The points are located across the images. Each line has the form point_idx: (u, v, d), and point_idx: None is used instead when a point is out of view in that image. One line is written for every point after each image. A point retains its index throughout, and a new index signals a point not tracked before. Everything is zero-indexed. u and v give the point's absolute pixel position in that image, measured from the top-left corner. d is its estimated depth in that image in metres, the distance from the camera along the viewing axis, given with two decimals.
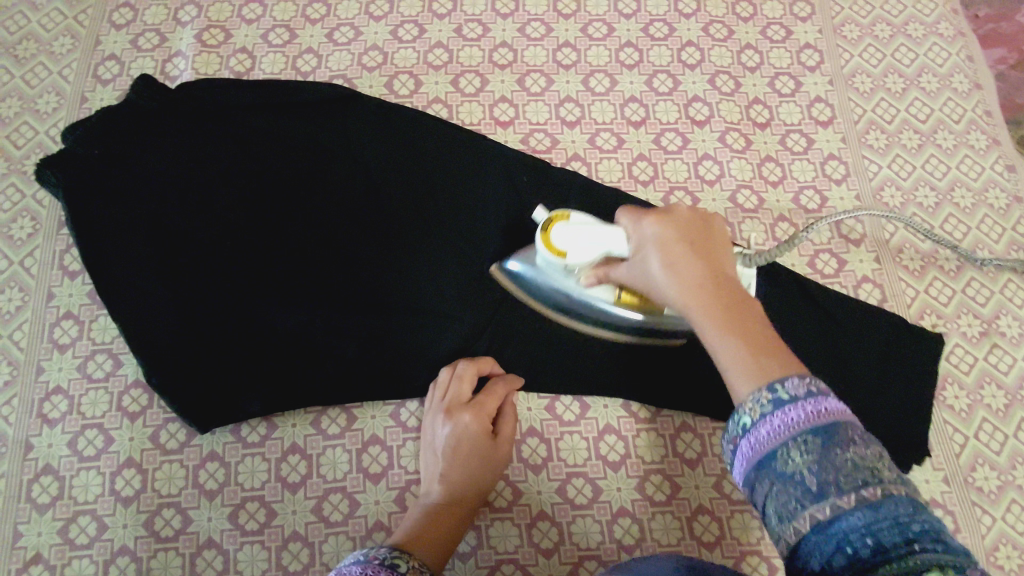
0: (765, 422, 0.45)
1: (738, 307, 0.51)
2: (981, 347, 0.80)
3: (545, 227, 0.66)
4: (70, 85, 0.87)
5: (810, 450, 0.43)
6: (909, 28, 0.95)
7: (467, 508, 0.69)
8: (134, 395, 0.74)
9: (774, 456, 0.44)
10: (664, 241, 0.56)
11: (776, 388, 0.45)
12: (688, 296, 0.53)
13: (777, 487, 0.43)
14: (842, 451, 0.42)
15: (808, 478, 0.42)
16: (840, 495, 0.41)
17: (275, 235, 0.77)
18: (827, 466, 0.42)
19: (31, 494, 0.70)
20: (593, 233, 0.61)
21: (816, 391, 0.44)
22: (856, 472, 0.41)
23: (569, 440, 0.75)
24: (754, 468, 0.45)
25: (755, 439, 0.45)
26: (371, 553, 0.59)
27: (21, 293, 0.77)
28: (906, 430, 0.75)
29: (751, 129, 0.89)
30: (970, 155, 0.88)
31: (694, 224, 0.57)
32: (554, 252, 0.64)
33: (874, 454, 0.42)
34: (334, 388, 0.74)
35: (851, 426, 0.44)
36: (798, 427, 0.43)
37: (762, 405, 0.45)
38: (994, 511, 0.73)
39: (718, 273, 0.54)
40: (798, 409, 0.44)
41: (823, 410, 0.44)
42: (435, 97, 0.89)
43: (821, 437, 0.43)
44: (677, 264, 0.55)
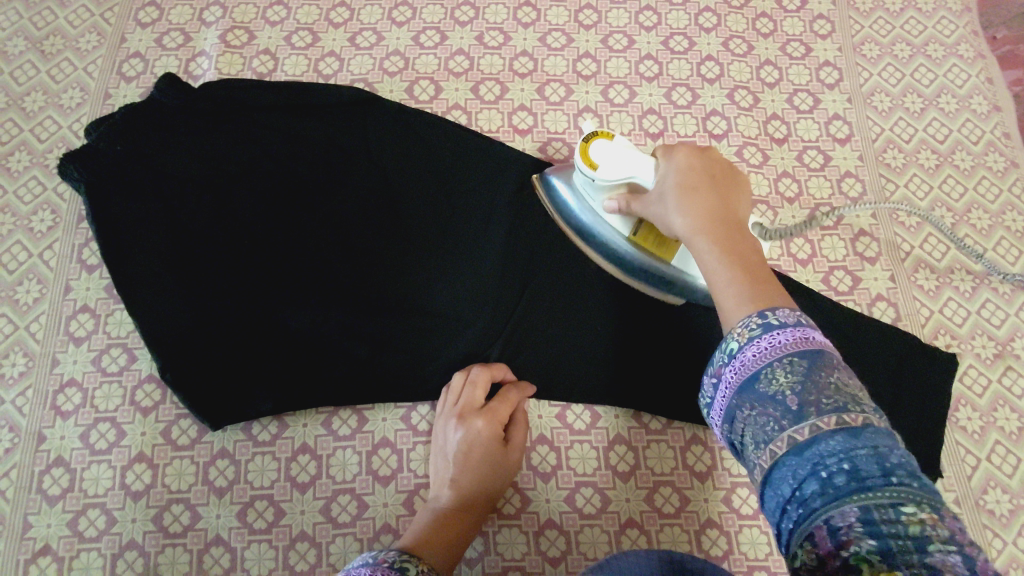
0: (753, 345, 0.48)
1: (741, 243, 0.55)
2: (995, 369, 0.79)
3: (587, 139, 0.68)
4: (95, 81, 0.88)
5: (794, 372, 0.45)
6: (929, 48, 0.95)
7: (476, 513, 0.69)
8: (147, 389, 0.75)
9: (758, 378, 0.47)
10: (686, 171, 0.60)
11: (767, 314, 0.49)
12: (697, 223, 0.56)
13: (758, 410, 0.46)
14: (823, 376, 0.45)
15: (789, 397, 0.45)
16: (818, 415, 0.43)
17: (292, 234, 0.77)
18: (810, 388, 0.44)
19: (42, 485, 0.71)
20: (630, 155, 0.64)
21: (805, 323, 0.48)
22: (836, 397, 0.43)
23: (579, 449, 0.75)
24: (739, 393, 0.48)
25: (742, 363, 0.48)
26: (379, 556, 0.60)
27: (40, 285, 0.78)
28: (918, 450, 0.74)
29: (768, 144, 0.89)
30: (988, 177, 0.88)
31: (718, 168, 0.61)
32: (588, 162, 0.66)
33: (857, 389, 0.45)
34: (347, 389, 0.75)
35: (835, 361, 0.46)
36: (784, 350, 0.46)
37: (752, 329, 0.49)
38: (1005, 535, 0.73)
39: (729, 211, 0.58)
40: (785, 333, 0.47)
41: (809, 338, 0.47)
42: (454, 103, 0.89)
43: (806, 362, 0.45)
44: (694, 192, 0.58)
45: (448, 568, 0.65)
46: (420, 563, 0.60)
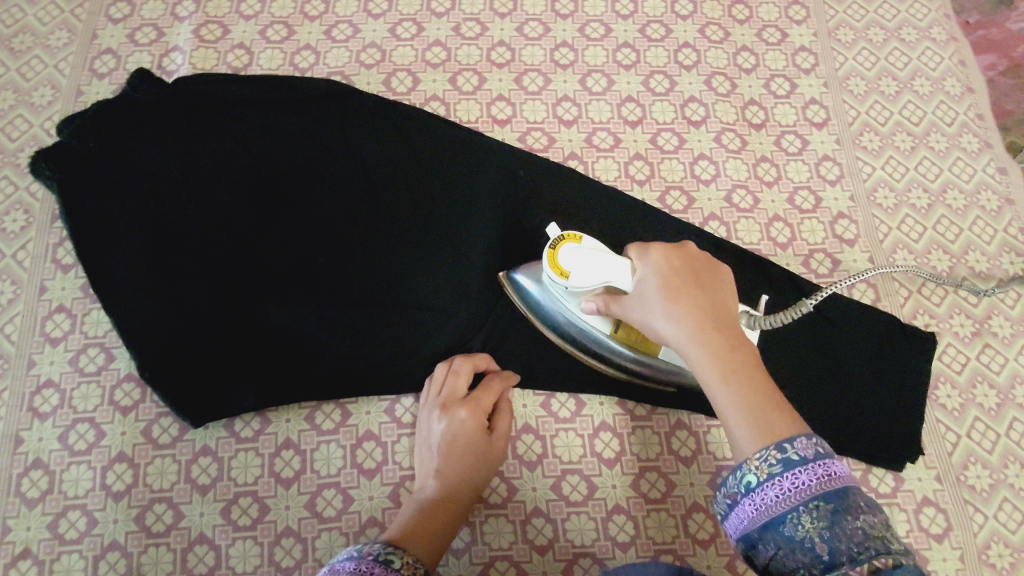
0: (774, 483, 0.47)
1: (739, 355, 0.53)
2: (973, 347, 0.80)
3: (554, 243, 0.62)
4: (67, 78, 0.86)
5: (820, 517, 0.45)
6: (902, 32, 0.96)
7: (461, 503, 0.69)
8: (126, 388, 0.74)
9: (782, 520, 0.47)
10: (668, 274, 0.56)
11: (785, 446, 0.48)
12: (691, 335, 0.54)
13: (785, 552, 0.46)
14: (850, 519, 0.45)
15: (819, 544, 0.45)
16: (852, 564, 0.43)
17: (270, 231, 0.77)
18: (838, 533, 0.45)
19: (21, 488, 0.70)
20: (604, 261, 0.59)
21: (824, 453, 0.47)
22: (865, 540, 0.44)
23: (564, 437, 0.75)
24: (760, 528, 0.48)
25: (761, 500, 0.48)
26: (364, 549, 0.59)
27: (14, 286, 0.77)
28: (898, 429, 0.75)
29: (746, 129, 0.90)
30: (962, 157, 0.89)
31: (697, 265, 0.58)
32: (559, 271, 0.61)
33: (881, 523, 0.45)
34: (329, 383, 0.74)
35: (856, 493, 0.46)
36: (807, 492, 0.46)
37: (771, 464, 0.47)
38: (986, 510, 0.74)
39: (720, 317, 0.55)
40: (807, 471, 0.47)
41: (831, 475, 0.46)
42: (432, 95, 0.89)
43: (831, 504, 0.45)
44: (680, 298, 0.55)
45: (435, 557, 0.64)
46: (406, 557, 0.60)
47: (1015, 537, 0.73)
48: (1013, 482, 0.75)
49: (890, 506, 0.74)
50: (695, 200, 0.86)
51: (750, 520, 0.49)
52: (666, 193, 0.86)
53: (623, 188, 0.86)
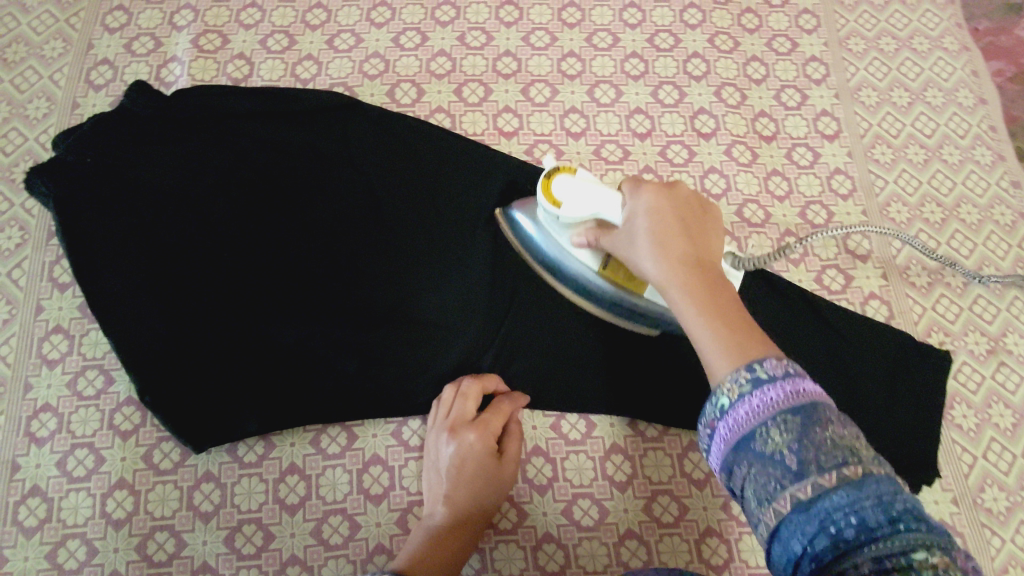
0: (744, 401, 0.47)
1: (716, 293, 0.55)
2: (988, 365, 0.79)
3: (549, 174, 0.68)
4: (62, 90, 0.84)
5: (789, 429, 0.44)
6: (914, 42, 0.95)
7: (470, 530, 0.67)
8: (126, 412, 0.72)
9: (753, 437, 0.46)
10: (656, 212, 0.60)
11: (754, 367, 0.48)
12: (669, 270, 0.57)
13: (757, 470, 0.45)
14: (820, 430, 0.44)
15: (789, 457, 0.44)
16: (821, 474, 0.42)
17: (273, 246, 0.75)
18: (808, 445, 0.43)
19: (18, 516, 0.68)
20: (594, 192, 0.64)
21: (795, 373, 0.47)
22: (835, 451, 0.43)
23: (575, 460, 0.74)
24: (735, 452, 0.47)
25: (735, 420, 0.47)
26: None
27: (9, 306, 0.75)
28: (914, 450, 0.74)
29: (757, 142, 0.88)
30: (976, 170, 0.88)
31: (686, 206, 0.61)
32: (551, 200, 0.66)
33: (852, 436, 0.44)
34: (334, 405, 0.72)
35: (828, 411, 0.45)
36: (776, 406, 0.45)
37: (741, 385, 0.47)
38: (1003, 533, 0.73)
39: (701, 257, 0.58)
40: (776, 388, 0.46)
41: (800, 390, 0.46)
42: (437, 106, 0.87)
43: (800, 417, 0.44)
44: (666, 235, 0.59)
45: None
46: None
47: None
48: None
49: None
50: None
51: (726, 444, 0.48)
52: None
53: None
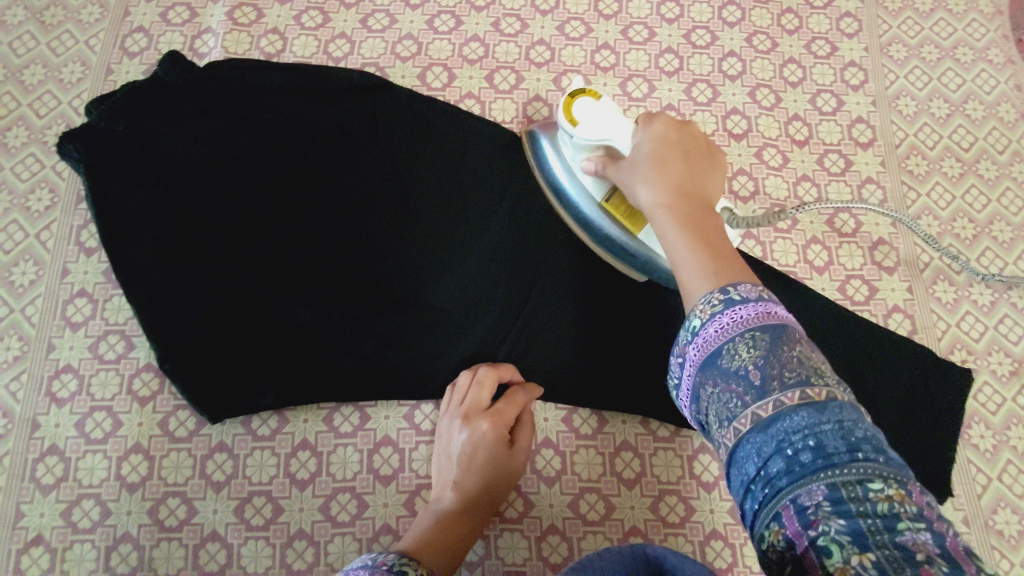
0: (714, 320, 0.47)
1: (702, 221, 0.57)
2: (1010, 387, 0.78)
3: (573, 95, 0.70)
4: (97, 56, 0.85)
5: (758, 347, 0.45)
6: (957, 52, 0.92)
7: (477, 518, 0.68)
8: (145, 378, 0.73)
9: (720, 354, 0.46)
10: (659, 142, 0.62)
11: (728, 290, 0.49)
12: (661, 198, 0.59)
13: (722, 389, 0.46)
14: (787, 351, 0.44)
15: (753, 374, 0.44)
16: (783, 392, 0.43)
17: (295, 221, 0.75)
18: (774, 363, 0.44)
19: (36, 473, 0.69)
20: (611, 117, 0.66)
21: (767, 298, 0.48)
22: (799, 371, 0.43)
23: (584, 454, 0.74)
24: (702, 372, 0.47)
25: (704, 338, 0.48)
26: (380, 556, 0.58)
27: (36, 268, 0.76)
28: (927, 468, 0.73)
29: (789, 146, 0.87)
30: (1012, 188, 0.86)
31: (691, 144, 0.64)
32: (570, 118, 0.69)
33: (818, 362, 0.45)
34: (349, 384, 0.73)
35: (796, 335, 0.46)
36: (746, 323, 0.46)
37: (713, 305, 0.48)
38: (1013, 556, 0.72)
39: (694, 189, 0.60)
40: (748, 307, 0.47)
41: (771, 312, 0.46)
42: (467, 92, 0.86)
43: (769, 339, 0.45)
44: (664, 167, 0.61)
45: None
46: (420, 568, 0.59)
47: None
48: None
49: None
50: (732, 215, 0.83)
51: (694, 364, 0.48)
52: None
53: None
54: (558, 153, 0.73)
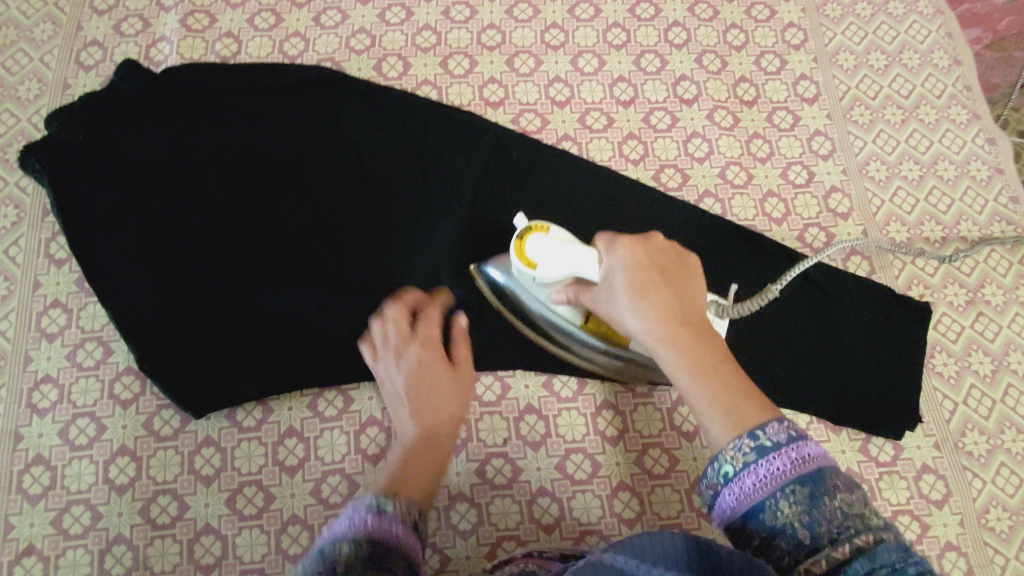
0: (749, 470, 0.48)
1: (708, 346, 0.55)
2: (967, 315, 0.81)
3: (521, 235, 0.67)
4: (53, 71, 0.85)
5: (799, 500, 0.46)
6: (889, 6, 0.96)
7: (441, 440, 0.67)
8: (126, 381, 0.73)
9: (762, 508, 0.47)
10: (634, 265, 0.59)
11: (758, 434, 0.49)
12: (653, 328, 0.56)
13: (769, 540, 0.47)
14: (828, 500, 0.46)
15: (801, 529, 0.46)
16: (834, 547, 0.44)
17: (264, 219, 0.76)
18: (817, 516, 0.46)
19: (23, 485, 0.69)
20: (570, 250, 0.63)
21: (797, 436, 0.49)
22: (844, 521, 0.45)
23: (567, 417, 0.75)
24: (743, 519, 0.49)
25: (739, 489, 0.49)
26: (359, 501, 0.54)
27: (7, 283, 0.76)
28: (895, 399, 0.76)
29: (738, 107, 0.90)
30: (952, 129, 0.90)
31: (665, 256, 0.61)
32: (526, 261, 0.65)
33: (860, 500, 0.46)
34: (330, 368, 0.74)
35: (832, 476, 0.47)
36: (784, 476, 0.47)
37: (745, 453, 0.49)
38: (984, 474, 0.75)
39: (685, 309, 0.57)
40: (781, 457, 0.48)
41: (805, 457, 0.48)
42: (424, 79, 0.88)
43: (807, 487, 0.47)
44: (645, 291, 0.58)
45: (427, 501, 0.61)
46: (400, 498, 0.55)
47: (1014, 501, 0.74)
48: (1010, 447, 0.76)
49: (890, 475, 0.75)
50: (689, 177, 0.86)
51: (729, 510, 0.49)
52: (660, 171, 0.86)
53: (617, 168, 0.86)
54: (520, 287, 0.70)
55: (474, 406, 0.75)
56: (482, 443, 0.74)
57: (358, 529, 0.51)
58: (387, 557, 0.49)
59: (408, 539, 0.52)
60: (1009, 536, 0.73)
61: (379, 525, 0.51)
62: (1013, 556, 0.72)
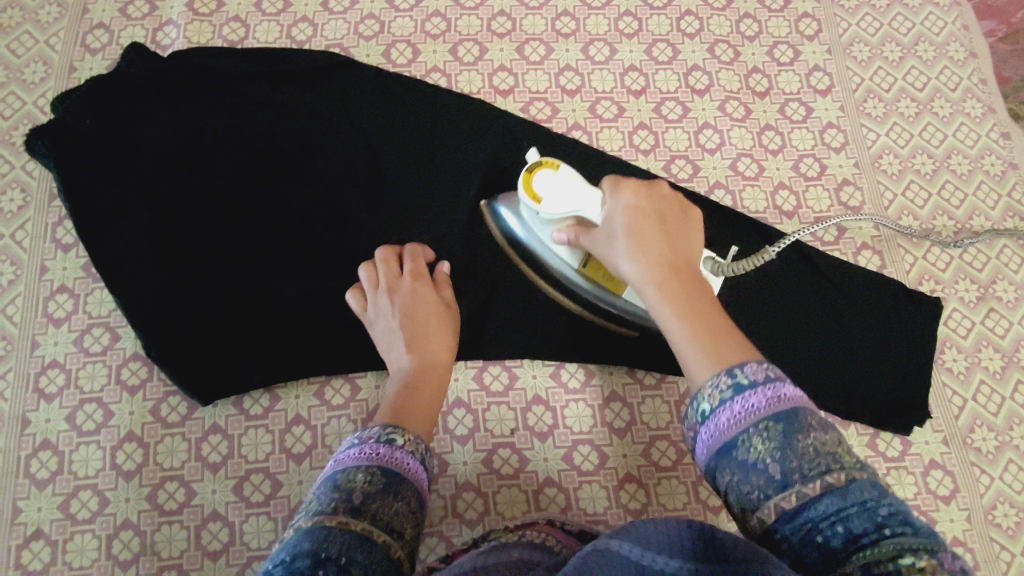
0: (724, 407, 0.48)
1: (695, 292, 0.57)
2: (978, 311, 0.81)
3: (531, 168, 0.65)
4: (58, 54, 0.84)
5: (772, 437, 0.46)
6: None
7: (435, 378, 0.69)
8: (133, 367, 0.73)
9: (735, 445, 0.47)
10: (635, 210, 0.60)
11: (736, 372, 0.49)
12: (645, 271, 0.58)
13: (741, 477, 0.47)
14: (802, 438, 0.45)
15: (772, 466, 0.45)
16: (805, 483, 0.44)
17: (271, 205, 0.76)
18: (790, 453, 0.45)
19: (30, 469, 0.69)
20: (576, 189, 0.62)
21: (774, 376, 0.48)
22: (817, 458, 0.44)
23: (574, 408, 0.75)
24: (717, 458, 0.48)
25: (715, 426, 0.48)
26: (366, 431, 0.58)
27: (13, 267, 0.76)
28: (904, 395, 0.76)
29: (750, 98, 0.89)
30: (966, 123, 0.89)
31: (665, 205, 0.62)
32: (531, 195, 0.64)
33: (834, 440, 0.46)
34: (338, 357, 0.74)
35: (808, 416, 0.47)
36: (758, 413, 0.47)
37: (722, 390, 0.49)
38: (992, 471, 0.75)
39: (677, 257, 0.59)
40: (757, 394, 0.47)
41: (780, 395, 0.47)
42: (433, 66, 0.87)
43: (781, 424, 0.46)
44: (641, 236, 0.59)
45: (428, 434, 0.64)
46: (407, 433, 0.58)
47: (1021, 497, 0.74)
48: (1019, 444, 0.76)
49: (897, 470, 0.75)
50: (700, 168, 0.85)
51: (705, 450, 0.49)
52: (671, 162, 0.85)
53: (628, 158, 0.85)
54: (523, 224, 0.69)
55: (482, 395, 0.75)
56: (489, 433, 0.74)
57: (365, 462, 0.54)
58: (395, 490, 0.52)
59: (414, 470, 0.56)
60: (1015, 532, 0.73)
61: (386, 457, 0.55)
62: (1019, 553, 0.72)
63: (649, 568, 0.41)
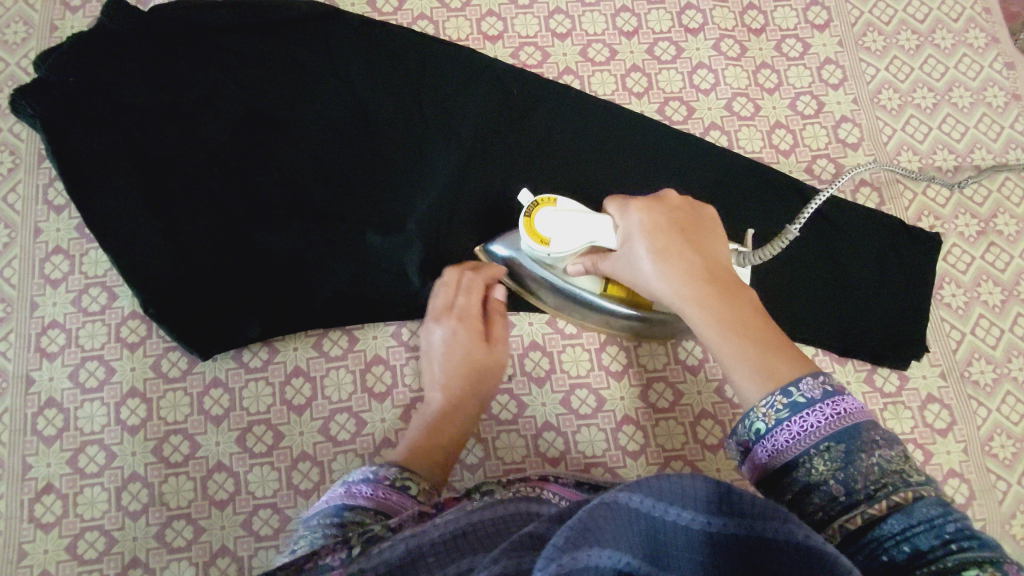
0: (783, 427, 0.47)
1: (732, 303, 0.55)
2: (978, 246, 0.80)
3: (530, 211, 0.65)
4: (39, 13, 0.83)
5: (834, 459, 0.45)
6: None
7: (465, 416, 0.68)
8: (132, 325, 0.74)
9: (795, 466, 0.46)
10: (651, 229, 0.59)
11: (791, 390, 0.47)
12: (682, 291, 0.56)
13: (801, 498, 0.46)
14: (865, 456, 0.45)
15: (835, 486, 0.45)
16: (870, 503, 0.43)
17: (263, 162, 0.75)
18: (854, 473, 0.44)
19: (37, 427, 0.70)
20: (582, 220, 0.62)
21: (832, 391, 0.47)
22: (884, 477, 0.44)
23: (571, 352, 0.76)
24: (774, 477, 0.48)
25: (773, 445, 0.47)
26: (377, 471, 0.57)
27: (7, 230, 0.76)
28: (902, 331, 0.76)
29: (745, 35, 0.87)
30: (969, 54, 0.87)
31: (678, 214, 0.61)
32: (537, 238, 0.64)
33: (900, 455, 0.45)
34: (335, 308, 0.74)
35: (872, 433, 0.46)
36: (818, 433, 0.46)
37: (779, 410, 0.47)
38: (990, 403, 0.75)
39: (710, 265, 0.57)
40: (816, 412, 0.46)
41: (841, 411, 0.46)
42: (420, 14, 0.85)
43: (844, 443, 0.45)
44: (669, 254, 0.57)
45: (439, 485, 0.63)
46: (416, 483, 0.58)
47: (1018, 429, 0.75)
48: (1017, 375, 0.76)
49: (895, 405, 0.75)
50: (694, 109, 0.84)
51: (762, 466, 0.48)
52: (665, 104, 0.84)
53: (621, 102, 0.84)
54: (534, 262, 0.70)
55: None
56: None
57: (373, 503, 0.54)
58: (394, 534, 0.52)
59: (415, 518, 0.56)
60: (1013, 462, 0.73)
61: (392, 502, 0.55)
62: (1016, 482, 0.73)
63: (661, 522, 0.38)
